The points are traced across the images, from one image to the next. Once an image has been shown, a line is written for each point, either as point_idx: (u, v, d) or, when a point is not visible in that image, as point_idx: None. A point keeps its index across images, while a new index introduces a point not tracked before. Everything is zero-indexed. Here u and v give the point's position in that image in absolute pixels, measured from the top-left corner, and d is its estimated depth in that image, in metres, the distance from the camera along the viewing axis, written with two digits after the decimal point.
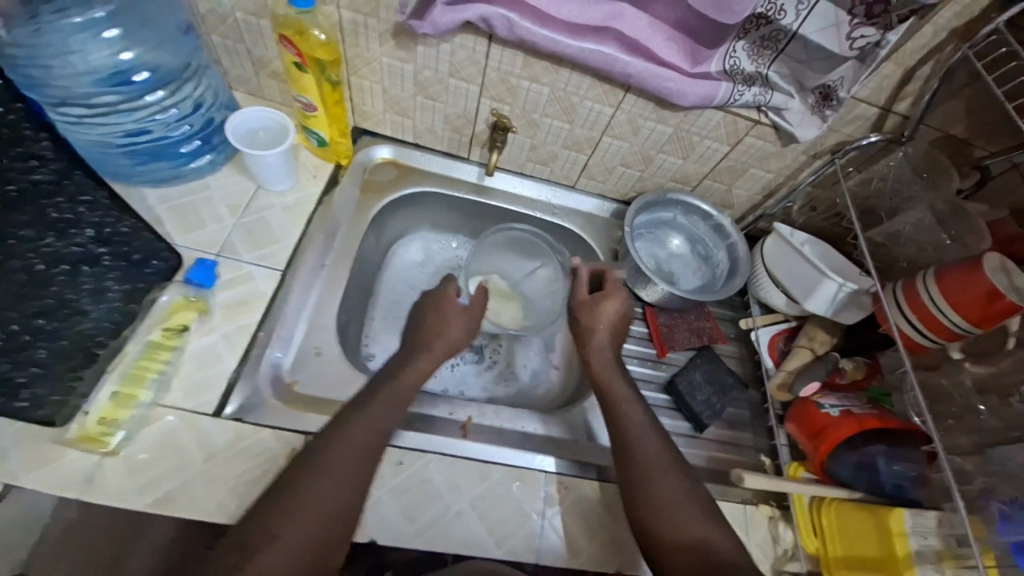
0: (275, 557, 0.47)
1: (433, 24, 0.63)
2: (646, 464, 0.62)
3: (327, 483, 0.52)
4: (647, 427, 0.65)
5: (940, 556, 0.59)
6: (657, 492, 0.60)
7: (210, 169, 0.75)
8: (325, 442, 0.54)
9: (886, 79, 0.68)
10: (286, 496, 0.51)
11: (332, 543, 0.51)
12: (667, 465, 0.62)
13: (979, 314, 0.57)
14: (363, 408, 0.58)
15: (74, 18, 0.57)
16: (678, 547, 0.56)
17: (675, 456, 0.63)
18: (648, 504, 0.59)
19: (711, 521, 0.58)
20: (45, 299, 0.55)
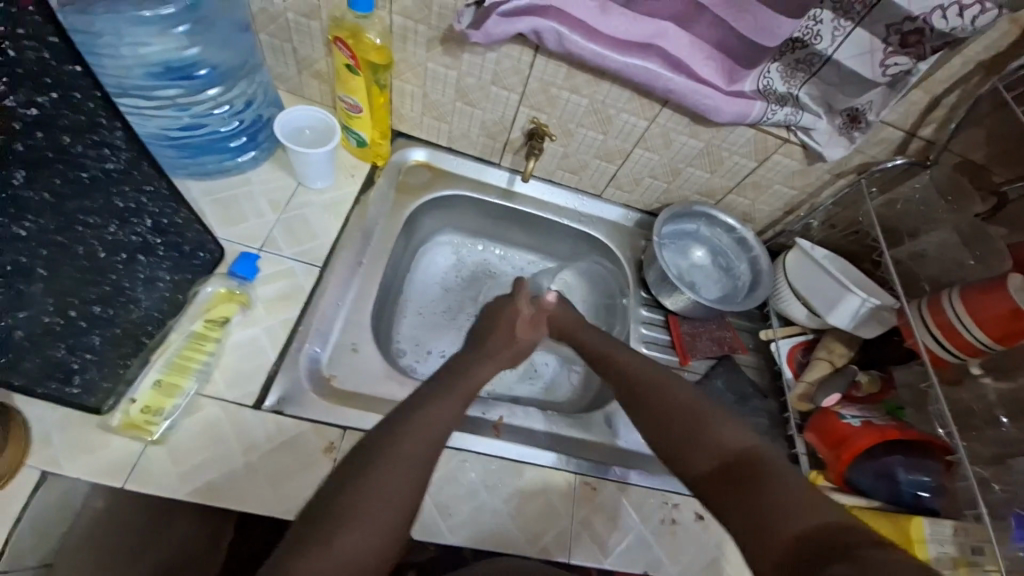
0: (359, 536, 0.43)
1: (486, 34, 0.65)
2: (655, 401, 0.56)
3: (409, 467, 0.47)
4: (638, 358, 0.63)
5: (956, 563, 0.63)
6: (667, 411, 0.55)
7: (252, 165, 0.77)
8: (408, 421, 0.50)
9: (913, 105, 0.71)
10: (370, 472, 0.46)
11: (406, 529, 0.46)
12: (670, 383, 0.58)
13: (999, 331, 0.60)
14: (440, 394, 0.54)
15: (143, 12, 0.58)
16: (705, 461, 0.50)
17: (672, 375, 0.59)
18: (669, 437, 0.53)
19: (726, 420, 0.52)
20: (104, 286, 0.55)
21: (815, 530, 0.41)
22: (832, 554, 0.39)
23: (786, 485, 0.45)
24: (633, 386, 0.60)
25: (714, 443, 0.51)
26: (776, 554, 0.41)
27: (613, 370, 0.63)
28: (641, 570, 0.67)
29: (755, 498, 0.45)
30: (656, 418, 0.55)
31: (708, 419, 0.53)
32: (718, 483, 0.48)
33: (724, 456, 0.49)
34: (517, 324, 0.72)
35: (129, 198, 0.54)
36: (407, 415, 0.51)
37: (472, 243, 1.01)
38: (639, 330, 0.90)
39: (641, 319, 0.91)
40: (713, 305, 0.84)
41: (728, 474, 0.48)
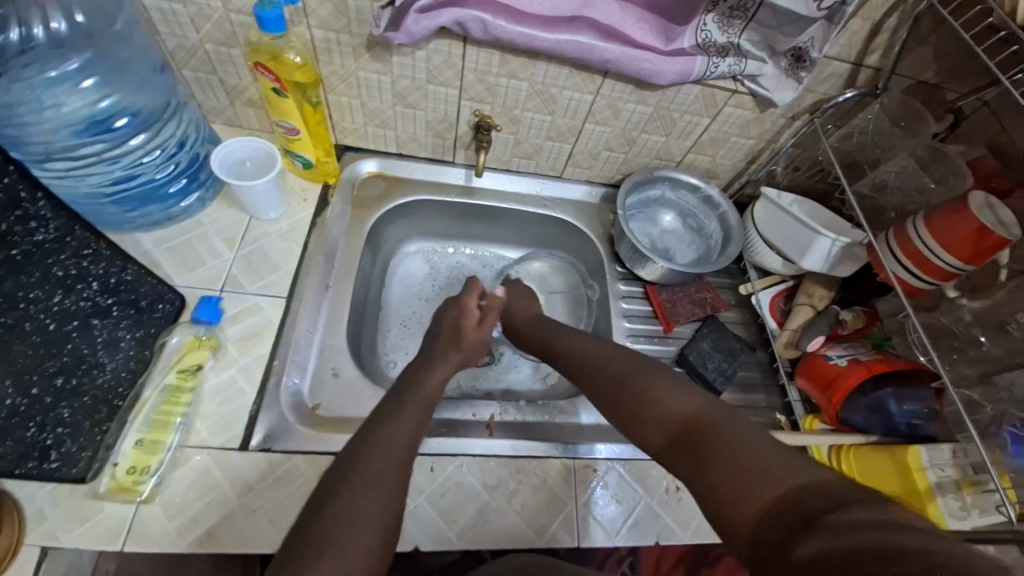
0: (336, 565, 0.42)
1: (407, 34, 0.64)
2: (611, 386, 0.57)
3: (377, 490, 0.47)
4: (604, 345, 0.63)
5: (959, 485, 0.61)
6: (629, 392, 0.54)
7: (200, 207, 0.76)
8: (371, 445, 0.51)
9: (854, 35, 0.69)
10: (337, 501, 0.46)
11: (386, 554, 0.46)
12: (632, 363, 0.57)
13: (970, 250, 0.59)
14: (396, 416, 0.55)
15: (49, 72, 0.56)
16: (669, 438, 0.49)
17: (636, 356, 0.59)
18: (631, 420, 0.53)
19: (685, 393, 0.51)
20: (63, 357, 0.54)
21: (781, 499, 0.38)
22: (799, 523, 0.36)
23: (745, 452, 0.43)
24: (598, 372, 0.59)
25: (675, 417, 0.49)
26: (744, 529, 0.39)
27: (579, 360, 0.63)
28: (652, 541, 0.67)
29: (716, 470, 0.43)
30: (619, 401, 0.55)
31: (667, 393, 0.52)
32: (682, 460, 0.47)
33: (686, 429, 0.48)
34: (464, 323, 0.73)
35: (69, 265, 0.54)
36: (367, 439, 0.52)
37: (443, 248, 1.00)
38: (620, 305, 0.89)
39: (620, 293, 0.91)
40: (688, 269, 0.84)
41: (690, 449, 0.46)
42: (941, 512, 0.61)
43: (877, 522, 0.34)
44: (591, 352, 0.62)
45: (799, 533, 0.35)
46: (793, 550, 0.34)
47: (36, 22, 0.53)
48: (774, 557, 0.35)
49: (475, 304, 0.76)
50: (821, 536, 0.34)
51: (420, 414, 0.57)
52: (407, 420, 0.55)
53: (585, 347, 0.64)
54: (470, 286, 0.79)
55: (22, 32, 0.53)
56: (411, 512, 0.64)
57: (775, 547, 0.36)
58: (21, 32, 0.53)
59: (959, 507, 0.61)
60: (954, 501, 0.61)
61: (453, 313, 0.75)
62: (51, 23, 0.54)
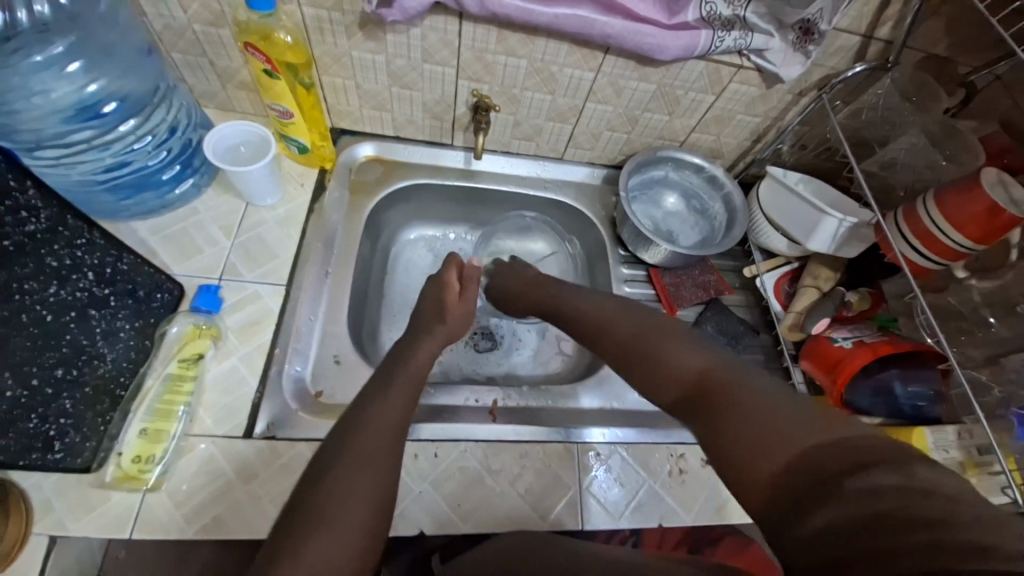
0: (330, 540, 0.43)
1: (401, 10, 0.61)
2: (622, 344, 0.58)
3: (369, 467, 0.48)
4: (620, 307, 0.63)
5: (964, 466, 0.63)
6: (644, 352, 0.55)
7: (195, 194, 0.74)
8: (360, 422, 0.51)
9: (865, 6, 0.66)
10: (329, 476, 0.47)
11: (380, 527, 0.47)
12: (643, 324, 0.59)
13: (982, 230, 0.58)
14: (383, 394, 0.55)
15: (34, 58, 0.54)
16: (682, 394, 0.50)
17: (651, 319, 0.59)
18: (642, 374, 0.55)
19: (698, 352, 0.52)
20: (62, 347, 0.53)
21: (794, 463, 0.39)
22: (811, 486, 0.37)
23: (759, 409, 0.43)
24: (609, 333, 0.61)
25: (688, 372, 0.50)
26: (756, 493, 0.40)
27: (592, 323, 0.63)
28: (655, 522, 0.68)
29: (727, 426, 0.44)
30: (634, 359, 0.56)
31: (677, 351, 0.53)
32: (692, 413, 0.48)
33: (696, 384, 0.49)
34: (446, 298, 0.73)
35: (62, 255, 0.53)
36: (356, 416, 0.52)
37: (444, 232, 0.99)
38: (622, 289, 0.89)
39: (623, 277, 0.90)
40: (691, 252, 0.82)
41: (698, 399, 0.48)
42: None
43: (888, 483, 0.34)
44: (605, 314, 0.63)
45: (811, 501, 0.36)
46: (805, 519, 0.36)
47: (18, 6, 0.51)
48: (786, 522, 0.37)
49: (455, 275, 0.75)
50: (834, 504, 0.35)
51: (409, 391, 0.57)
52: (397, 397, 0.55)
53: (595, 310, 0.65)
54: (449, 261, 0.77)
55: (5, 17, 0.51)
56: (416, 497, 0.64)
57: (788, 513, 0.37)
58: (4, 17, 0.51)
59: None
60: None
61: (433, 291, 0.74)
62: (34, 5, 0.52)
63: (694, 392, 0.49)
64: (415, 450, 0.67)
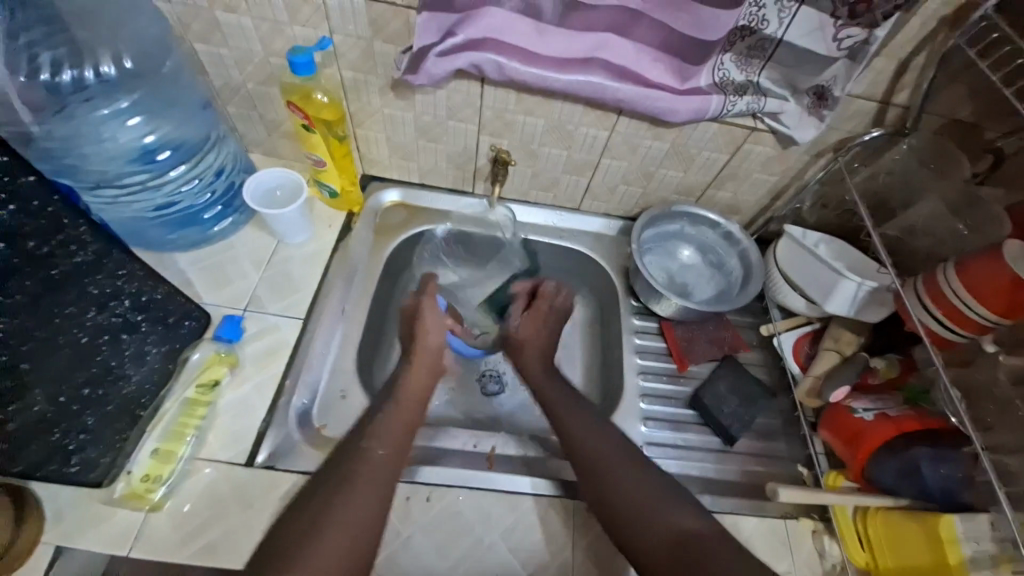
0: (342, 514, 0.52)
1: (427, 75, 0.67)
2: (603, 473, 0.62)
3: (375, 459, 0.58)
4: (610, 441, 0.65)
5: (996, 561, 0.55)
6: (621, 498, 0.60)
7: (233, 231, 0.81)
8: (361, 457, 0.57)
9: (879, 74, 0.67)
10: (329, 505, 0.53)
11: (362, 545, 0.52)
12: (626, 463, 0.63)
13: (1004, 305, 0.55)
14: (377, 430, 0.61)
15: (100, 110, 0.63)
16: (661, 542, 0.55)
17: (624, 448, 0.64)
18: (619, 510, 0.59)
19: (685, 516, 0.57)
20: (92, 368, 0.57)
21: None
22: None
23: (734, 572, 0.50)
24: (591, 461, 0.64)
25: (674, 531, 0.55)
26: None
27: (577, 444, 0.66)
28: None
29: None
30: (608, 488, 0.61)
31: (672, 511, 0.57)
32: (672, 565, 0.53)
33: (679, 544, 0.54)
34: None
35: (104, 284, 0.57)
36: (360, 462, 0.57)
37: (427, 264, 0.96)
38: (632, 340, 0.87)
39: (634, 328, 0.88)
40: (704, 307, 0.81)
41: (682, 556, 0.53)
42: None
43: None
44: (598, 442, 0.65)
45: None
46: None
47: (87, 66, 0.61)
48: None
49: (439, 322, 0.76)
50: None
51: (404, 435, 0.62)
52: (389, 436, 0.61)
53: (581, 418, 0.68)
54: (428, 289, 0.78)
55: (75, 74, 0.60)
56: (403, 542, 0.63)
57: None
58: (73, 73, 0.60)
59: None
60: None
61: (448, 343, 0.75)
62: (101, 67, 0.62)
63: (665, 538, 0.55)
64: (409, 493, 0.66)
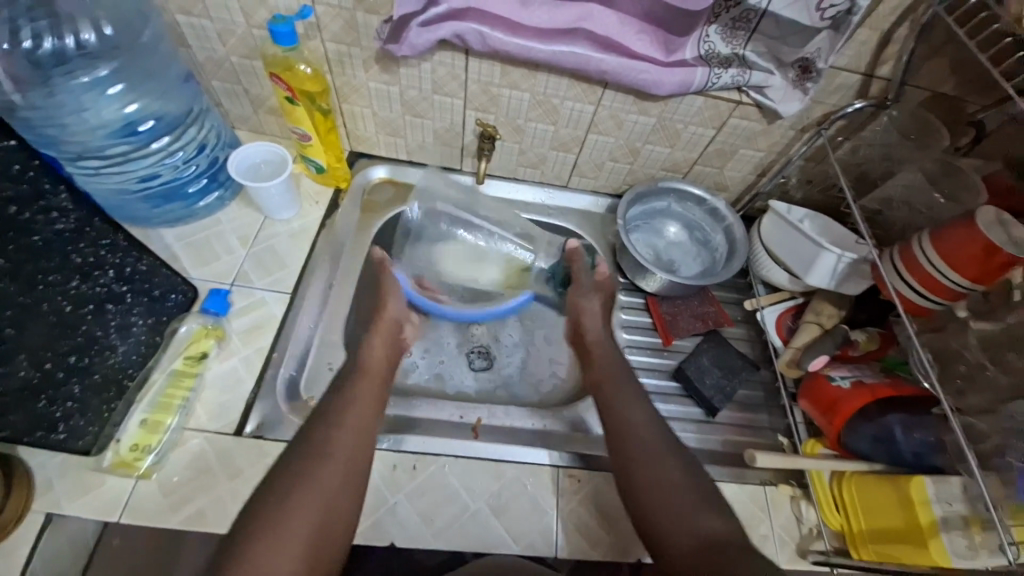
0: (321, 478, 0.54)
1: (410, 47, 0.67)
2: (640, 455, 0.62)
3: (353, 417, 0.60)
4: (652, 427, 0.64)
5: (967, 522, 0.56)
6: (651, 487, 0.59)
7: (219, 206, 0.81)
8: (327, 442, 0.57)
9: (862, 46, 0.68)
10: (291, 482, 0.53)
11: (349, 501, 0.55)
12: (664, 453, 0.61)
13: (977, 271, 0.57)
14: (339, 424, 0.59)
15: (81, 79, 0.61)
16: (683, 542, 0.54)
17: (659, 433, 0.64)
18: (645, 494, 0.59)
19: (712, 514, 0.55)
20: (77, 337, 0.57)
21: None
22: None
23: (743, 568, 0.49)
24: (624, 445, 0.64)
25: (698, 531, 0.54)
26: None
27: (621, 427, 0.65)
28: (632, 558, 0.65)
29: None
30: (634, 473, 0.61)
31: (698, 512, 0.56)
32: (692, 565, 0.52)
33: (702, 544, 0.53)
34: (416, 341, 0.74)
35: (87, 253, 0.57)
36: (326, 438, 0.57)
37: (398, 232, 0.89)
38: (619, 315, 0.88)
39: (620, 304, 0.89)
40: (689, 282, 0.82)
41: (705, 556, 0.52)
42: (945, 550, 0.56)
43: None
44: (650, 434, 0.64)
45: None
46: None
47: (67, 33, 0.59)
48: None
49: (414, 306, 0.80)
50: None
51: (372, 412, 0.63)
52: (352, 415, 0.61)
53: (624, 399, 0.68)
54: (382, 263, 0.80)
55: (54, 44, 0.58)
56: (391, 508, 0.65)
57: None
58: (54, 43, 0.58)
59: (966, 546, 0.56)
60: (961, 539, 0.56)
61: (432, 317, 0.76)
62: (82, 35, 0.60)
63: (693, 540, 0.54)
64: (396, 461, 0.68)
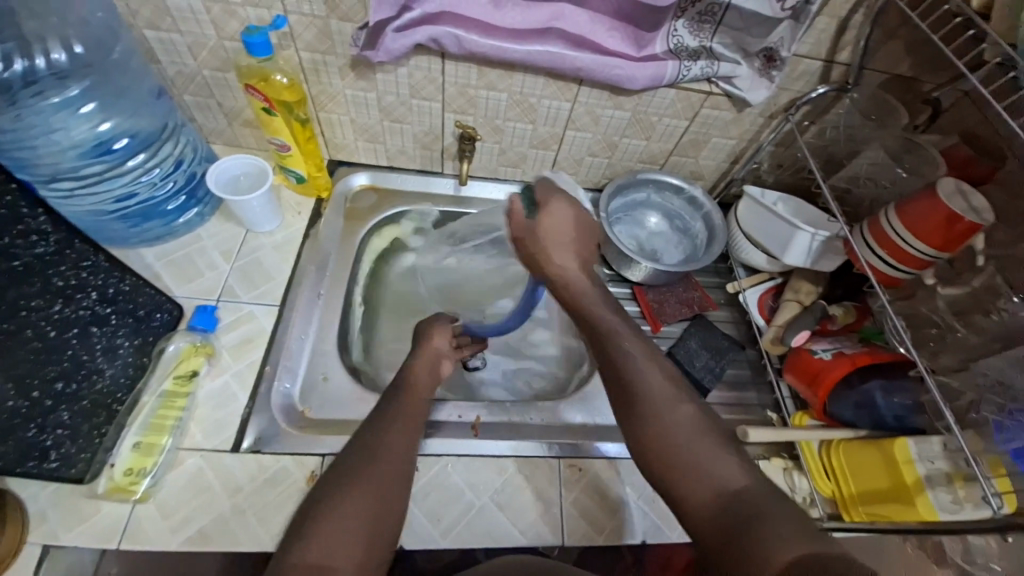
0: (359, 490, 0.46)
1: (387, 52, 0.67)
2: (645, 401, 0.50)
3: (394, 425, 0.53)
4: (655, 366, 0.53)
5: (950, 478, 0.60)
6: (663, 436, 0.48)
7: (199, 222, 0.80)
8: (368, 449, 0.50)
9: (821, 33, 0.71)
10: (323, 498, 0.46)
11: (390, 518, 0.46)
12: (670, 395, 0.51)
13: (941, 239, 0.60)
14: (388, 423, 0.53)
15: (51, 100, 0.60)
16: (702, 498, 0.45)
17: (665, 373, 0.52)
18: (653, 445, 0.48)
19: (733, 465, 0.46)
20: (63, 362, 0.56)
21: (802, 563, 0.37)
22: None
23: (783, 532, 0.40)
24: (623, 388, 0.52)
25: (719, 487, 0.45)
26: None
27: (617, 366, 0.53)
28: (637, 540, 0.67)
29: (742, 572, 0.39)
30: (637, 419, 0.50)
31: (716, 462, 0.46)
32: (716, 529, 0.43)
33: (727, 503, 0.44)
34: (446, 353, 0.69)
35: (68, 276, 0.56)
36: (364, 444, 0.51)
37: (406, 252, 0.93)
38: None
39: None
40: (673, 269, 0.84)
41: (732, 517, 0.43)
42: (931, 505, 0.60)
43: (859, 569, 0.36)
44: (650, 373, 0.52)
45: None
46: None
47: (37, 54, 0.58)
48: None
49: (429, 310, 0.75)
50: None
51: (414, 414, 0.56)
52: (389, 424, 0.53)
53: (618, 330, 0.56)
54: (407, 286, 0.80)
55: (24, 65, 0.57)
56: None
57: None
58: (24, 64, 0.57)
59: (951, 501, 0.59)
60: (946, 494, 0.60)
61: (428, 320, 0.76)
62: (52, 54, 0.59)
63: (711, 494, 0.45)
64: None
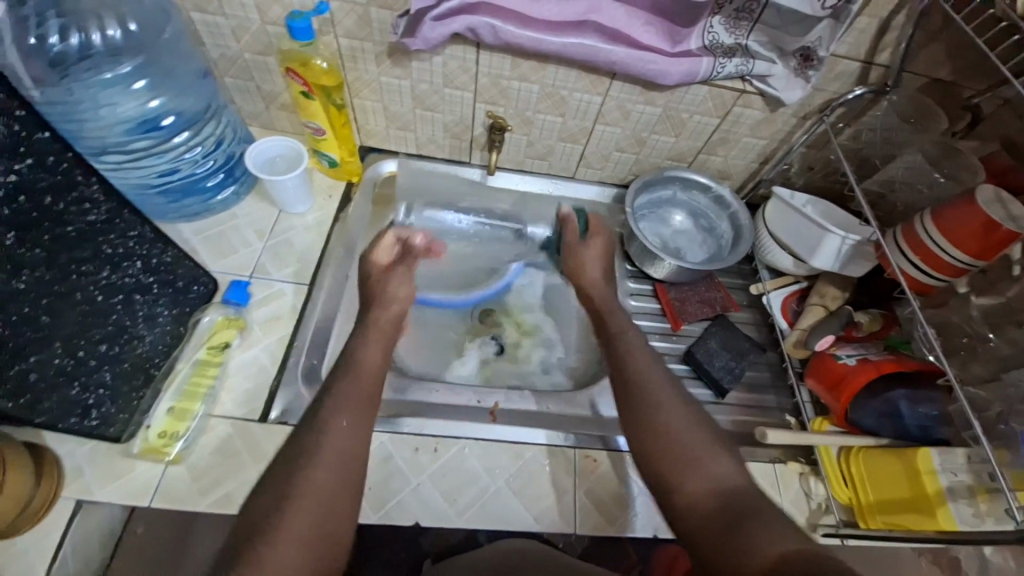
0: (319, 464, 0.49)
1: (424, 40, 0.68)
2: (649, 399, 0.55)
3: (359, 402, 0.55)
4: (660, 372, 0.58)
5: (973, 491, 0.59)
6: (663, 435, 0.53)
7: (235, 200, 0.83)
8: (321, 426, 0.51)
9: (862, 33, 0.69)
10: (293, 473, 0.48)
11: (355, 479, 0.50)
12: (671, 398, 0.56)
13: (976, 246, 0.59)
14: (362, 408, 0.54)
15: (104, 75, 0.64)
16: (697, 494, 0.48)
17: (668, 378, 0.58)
18: (654, 442, 0.53)
19: (725, 464, 0.50)
20: (108, 325, 0.59)
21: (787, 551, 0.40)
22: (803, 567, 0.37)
23: (771, 526, 0.43)
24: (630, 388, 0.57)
25: (714, 484, 0.48)
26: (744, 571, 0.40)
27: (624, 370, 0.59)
28: (648, 533, 0.67)
29: (730, 559, 0.42)
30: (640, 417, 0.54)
31: (710, 461, 0.50)
32: (710, 524, 0.46)
33: (719, 499, 0.47)
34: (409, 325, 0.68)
35: (117, 245, 0.58)
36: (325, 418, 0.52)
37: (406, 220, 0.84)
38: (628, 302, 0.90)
39: (629, 291, 0.91)
40: (697, 268, 0.84)
41: (724, 511, 0.46)
42: (951, 517, 0.60)
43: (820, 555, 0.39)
44: (654, 379, 0.57)
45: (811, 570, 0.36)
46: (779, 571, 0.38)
47: (93, 30, 0.62)
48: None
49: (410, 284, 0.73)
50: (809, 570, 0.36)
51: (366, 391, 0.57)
52: (344, 396, 0.54)
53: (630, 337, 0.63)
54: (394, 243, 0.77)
55: (81, 39, 0.62)
56: (413, 489, 0.67)
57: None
58: (80, 38, 0.62)
59: (972, 514, 0.59)
60: (967, 507, 0.59)
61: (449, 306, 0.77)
62: (107, 31, 0.63)
63: (705, 490, 0.48)
64: (417, 444, 0.69)
